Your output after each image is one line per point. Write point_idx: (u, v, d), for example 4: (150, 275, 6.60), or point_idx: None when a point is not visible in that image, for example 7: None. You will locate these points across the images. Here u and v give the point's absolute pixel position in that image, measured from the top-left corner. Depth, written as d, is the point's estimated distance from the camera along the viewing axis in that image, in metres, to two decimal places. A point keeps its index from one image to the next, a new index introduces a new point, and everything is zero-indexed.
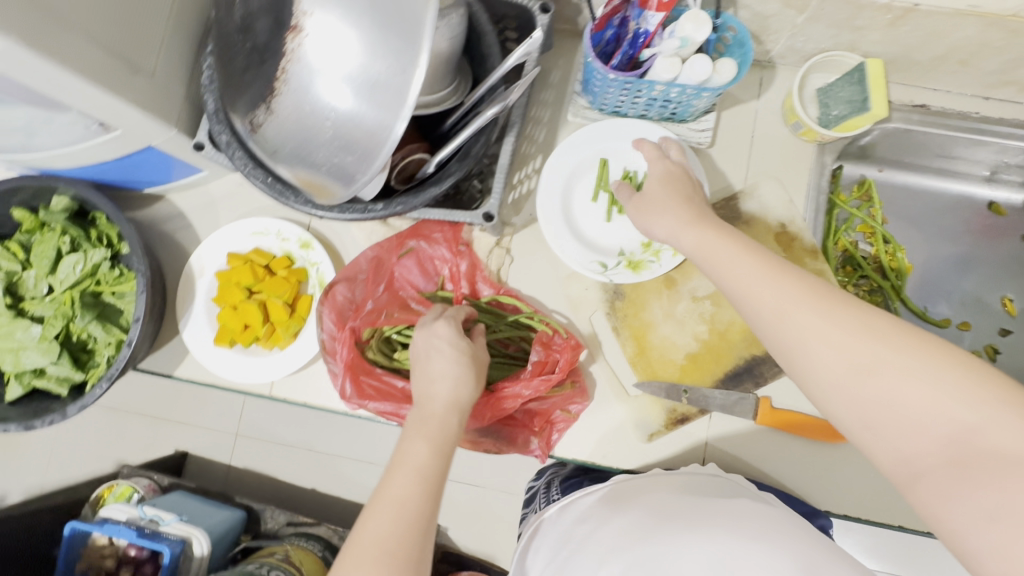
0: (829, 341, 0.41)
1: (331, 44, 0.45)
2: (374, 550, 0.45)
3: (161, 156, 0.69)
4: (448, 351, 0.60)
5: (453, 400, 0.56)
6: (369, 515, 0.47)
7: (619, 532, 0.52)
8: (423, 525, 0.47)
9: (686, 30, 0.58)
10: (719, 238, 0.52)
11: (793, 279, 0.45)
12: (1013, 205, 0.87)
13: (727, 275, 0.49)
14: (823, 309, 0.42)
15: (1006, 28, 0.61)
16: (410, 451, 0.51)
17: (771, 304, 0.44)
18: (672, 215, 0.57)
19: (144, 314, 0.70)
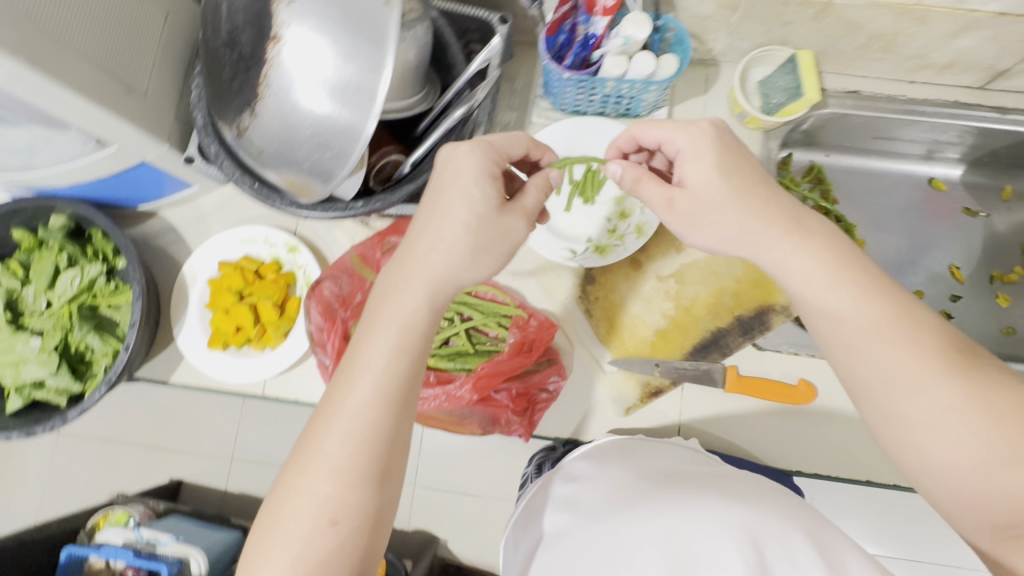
0: (958, 429, 0.44)
1: (307, 51, 0.51)
2: (326, 465, 0.48)
3: (153, 172, 0.74)
4: (450, 199, 0.54)
5: (436, 273, 0.53)
6: (323, 429, 0.49)
7: (614, 494, 0.56)
8: (377, 442, 0.49)
9: (628, 30, 0.64)
10: (864, 285, 0.49)
11: (938, 351, 0.46)
12: (951, 180, 0.94)
13: (840, 330, 0.49)
14: (957, 395, 0.44)
15: (914, 16, 0.69)
16: (370, 356, 0.51)
17: (900, 374, 0.46)
18: (774, 238, 0.51)
19: (139, 321, 0.74)
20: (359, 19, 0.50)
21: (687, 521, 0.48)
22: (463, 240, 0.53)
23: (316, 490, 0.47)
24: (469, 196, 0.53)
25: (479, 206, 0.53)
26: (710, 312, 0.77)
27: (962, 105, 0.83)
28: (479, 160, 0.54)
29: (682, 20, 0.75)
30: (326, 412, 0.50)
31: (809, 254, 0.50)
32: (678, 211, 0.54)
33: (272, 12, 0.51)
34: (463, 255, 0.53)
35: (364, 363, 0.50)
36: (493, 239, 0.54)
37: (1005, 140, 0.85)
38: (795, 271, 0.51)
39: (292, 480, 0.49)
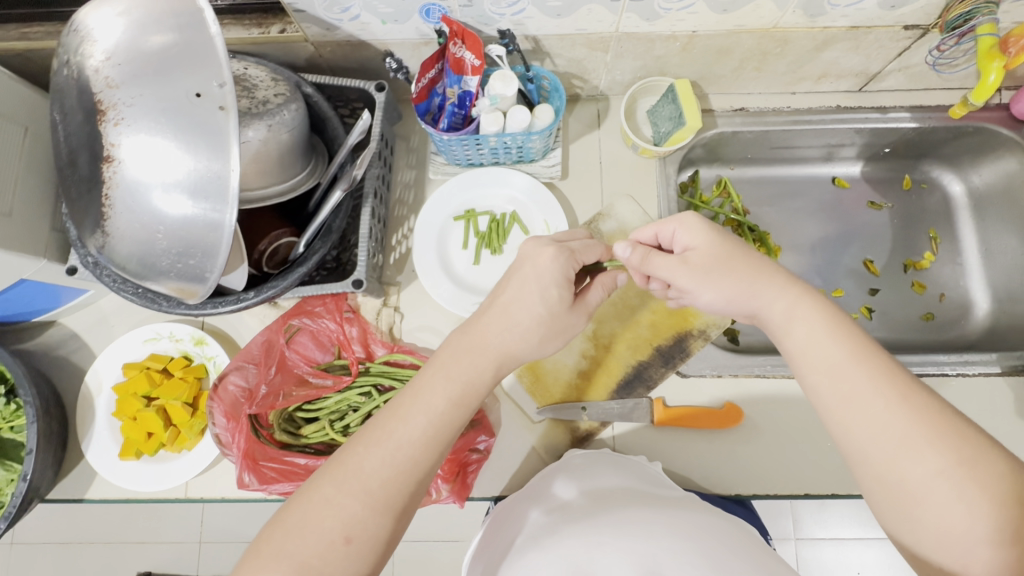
0: (949, 499, 0.41)
1: (143, 162, 0.49)
2: (357, 486, 0.44)
3: (38, 285, 0.71)
4: (526, 293, 0.54)
5: (500, 354, 0.52)
6: (361, 449, 0.46)
7: (554, 519, 0.55)
8: (412, 484, 0.46)
9: (496, 89, 0.65)
10: (843, 338, 0.48)
11: (926, 412, 0.44)
12: (852, 177, 0.94)
13: (830, 383, 0.47)
14: (948, 463, 0.42)
15: (775, 37, 0.71)
16: (429, 390, 0.49)
17: (891, 435, 0.44)
18: (777, 293, 0.52)
19: (38, 445, 0.70)
20: (192, 126, 0.48)
21: (597, 554, 0.46)
22: (535, 333, 0.53)
23: (340, 509, 0.43)
24: (545, 297, 0.53)
25: (555, 304, 0.54)
26: (630, 347, 0.78)
27: (845, 109, 0.86)
28: (561, 265, 0.55)
29: (559, 65, 0.76)
30: (371, 431, 0.47)
31: (805, 315, 0.50)
32: (680, 284, 0.55)
33: (101, 133, 0.49)
34: (527, 346, 0.53)
35: (422, 397, 0.48)
36: (558, 333, 0.55)
37: (894, 136, 0.87)
38: (796, 324, 0.50)
39: (317, 489, 0.44)
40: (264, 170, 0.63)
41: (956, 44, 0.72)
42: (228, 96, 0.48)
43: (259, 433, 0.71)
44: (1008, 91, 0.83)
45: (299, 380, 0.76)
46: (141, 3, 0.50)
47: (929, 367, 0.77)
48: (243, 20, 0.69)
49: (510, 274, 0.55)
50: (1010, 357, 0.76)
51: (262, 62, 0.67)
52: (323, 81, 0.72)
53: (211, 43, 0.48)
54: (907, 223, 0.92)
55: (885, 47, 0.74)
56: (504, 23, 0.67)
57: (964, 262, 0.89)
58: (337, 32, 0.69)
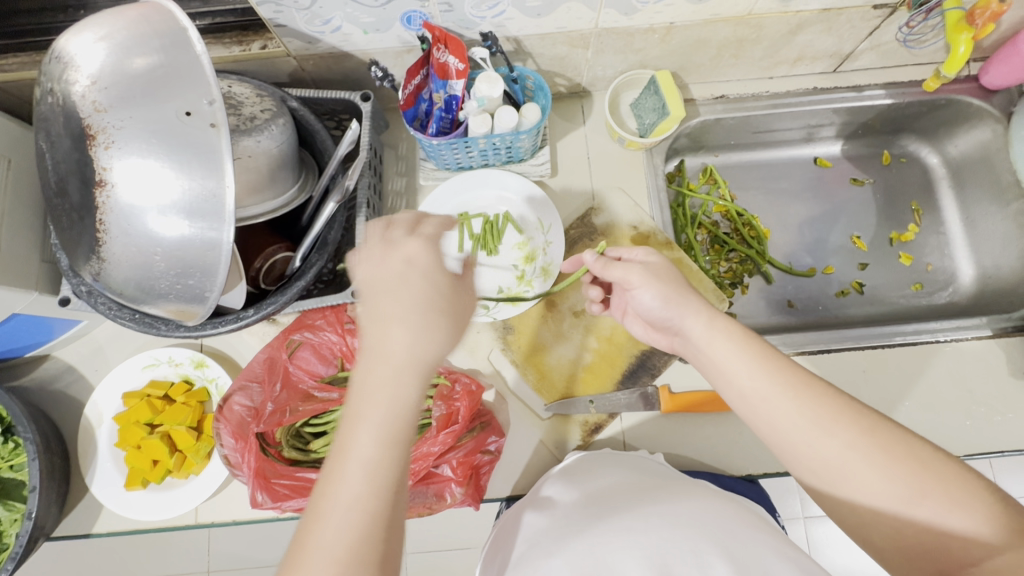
0: (867, 470, 0.43)
1: (138, 184, 0.48)
2: (323, 563, 0.36)
3: (30, 319, 0.70)
4: (397, 297, 0.45)
5: (408, 361, 0.42)
6: (312, 523, 0.38)
7: (560, 520, 0.54)
8: (382, 536, 0.38)
9: (482, 91, 0.67)
10: (736, 340, 0.49)
11: (825, 397, 0.45)
12: (833, 156, 0.96)
13: (748, 386, 0.47)
14: (853, 437, 0.43)
15: (750, 24, 0.73)
16: (353, 438, 0.40)
17: (804, 427, 0.45)
18: (693, 311, 0.52)
19: (40, 482, 0.68)
20: (183, 145, 0.48)
21: (606, 554, 0.45)
22: (434, 320, 0.44)
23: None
24: (433, 285, 0.46)
25: (441, 288, 0.46)
26: (631, 337, 0.79)
27: (822, 90, 0.88)
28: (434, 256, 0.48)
29: (541, 65, 0.78)
30: (314, 501, 0.39)
31: (719, 332, 0.50)
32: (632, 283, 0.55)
33: (92, 158, 0.49)
34: (442, 341, 0.45)
35: (357, 442, 0.40)
36: (461, 314, 0.47)
37: (871, 113, 0.89)
38: (709, 341, 0.50)
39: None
40: (257, 186, 0.63)
41: (924, 19, 0.74)
42: (218, 113, 0.48)
43: (266, 451, 0.70)
44: (976, 63, 0.85)
45: (305, 396, 0.75)
46: (122, 27, 0.49)
47: (924, 336, 0.79)
48: (222, 39, 0.69)
49: (376, 290, 0.46)
50: (1000, 320, 0.79)
51: (245, 78, 0.67)
52: (308, 95, 0.72)
53: (199, 62, 0.48)
54: (890, 197, 0.95)
55: (857, 27, 0.76)
56: (485, 26, 0.68)
57: (946, 230, 0.92)
58: (320, 45, 0.69)
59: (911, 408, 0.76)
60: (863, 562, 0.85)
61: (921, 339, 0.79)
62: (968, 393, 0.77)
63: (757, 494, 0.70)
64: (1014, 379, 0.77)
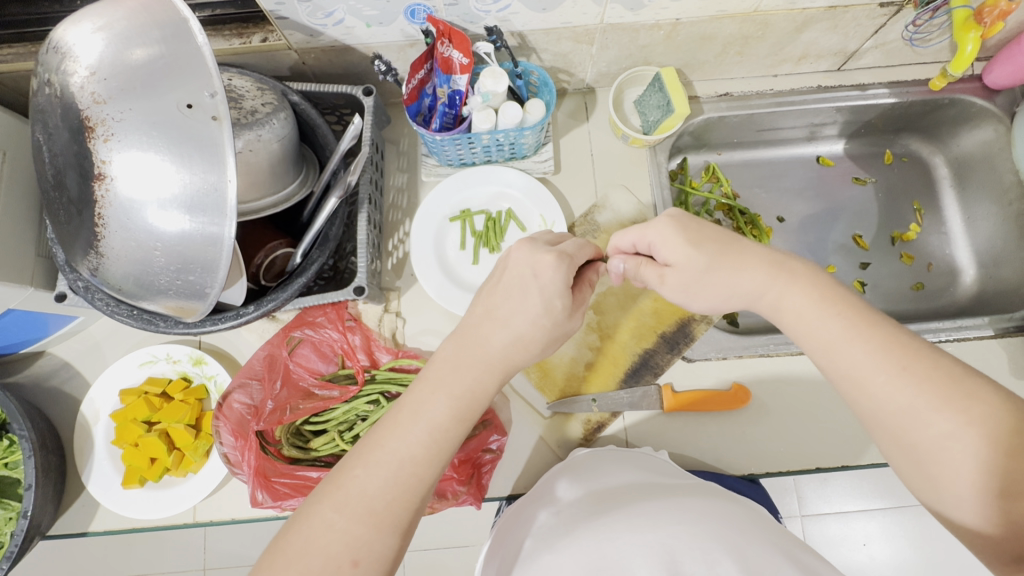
0: (962, 459, 0.40)
1: (138, 177, 0.47)
2: (360, 506, 0.41)
3: (25, 314, 0.69)
4: (527, 303, 0.49)
5: (498, 359, 0.48)
6: (360, 469, 0.43)
7: (566, 517, 0.54)
8: (417, 498, 0.43)
9: (487, 86, 0.65)
10: (829, 312, 0.47)
11: (930, 379, 0.42)
12: (836, 155, 0.95)
13: (839, 356, 0.45)
14: (957, 420, 0.40)
15: (756, 21, 0.72)
16: (428, 403, 0.45)
17: (901, 404, 0.42)
18: (763, 286, 0.50)
19: (36, 480, 0.67)
20: (185, 138, 0.47)
21: (609, 549, 0.45)
22: (537, 342, 0.49)
23: (341, 532, 0.40)
24: (550, 308, 0.49)
25: (559, 314, 0.49)
26: (635, 336, 0.79)
27: (826, 88, 0.87)
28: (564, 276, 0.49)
29: (545, 60, 0.77)
30: (367, 448, 0.44)
31: (808, 292, 0.48)
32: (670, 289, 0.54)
33: (90, 151, 0.48)
34: (530, 353, 0.49)
35: (420, 409, 0.45)
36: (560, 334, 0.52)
37: (875, 112, 0.89)
38: (797, 309, 0.48)
39: (318, 514, 0.41)
40: (258, 180, 0.62)
41: (931, 18, 0.74)
42: (220, 105, 0.47)
43: (266, 449, 0.70)
44: (980, 63, 0.85)
45: (306, 394, 0.75)
46: (121, 16, 0.48)
47: (927, 335, 0.79)
48: (222, 30, 0.68)
49: (504, 283, 0.50)
50: (1003, 320, 0.78)
51: (245, 71, 0.66)
52: (310, 89, 0.71)
53: (200, 53, 0.47)
54: (892, 196, 0.94)
55: (862, 25, 0.75)
56: (489, 20, 0.67)
57: (948, 230, 0.92)
58: (321, 38, 0.68)
59: None
60: (860, 560, 0.85)
61: (922, 339, 0.78)
62: None
63: (758, 493, 0.70)
64: (1015, 378, 0.77)
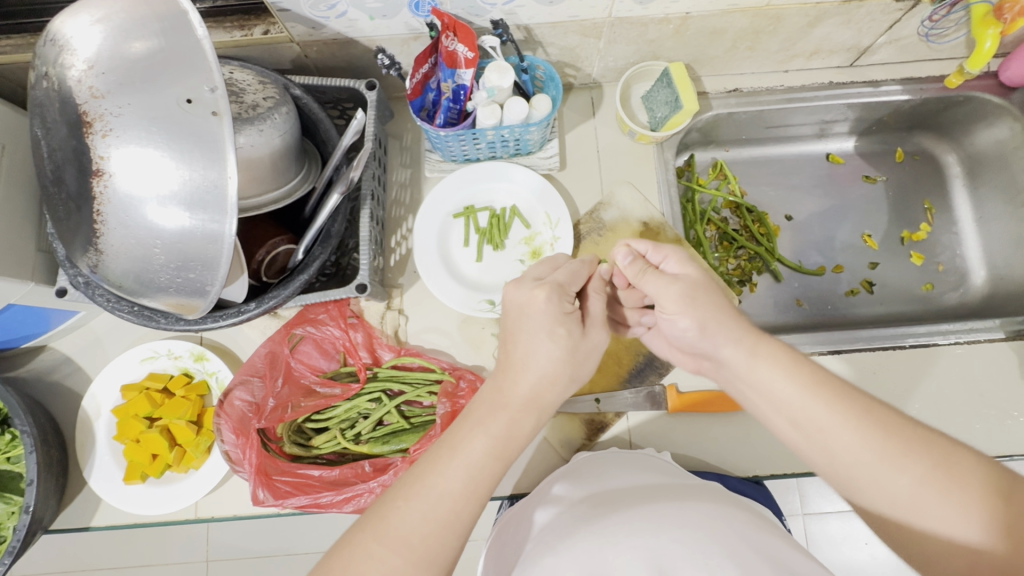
0: (938, 509, 0.39)
1: (138, 172, 0.46)
2: (401, 540, 0.41)
3: (26, 309, 0.68)
4: (536, 343, 0.49)
5: (531, 399, 0.47)
6: (401, 502, 0.42)
7: (567, 519, 0.53)
8: (456, 538, 0.42)
9: (492, 80, 0.64)
10: (782, 370, 0.45)
11: (892, 433, 0.41)
12: (846, 153, 0.94)
13: (801, 415, 0.44)
14: (923, 471, 0.40)
15: (768, 16, 0.70)
16: (468, 440, 0.44)
17: (871, 458, 0.41)
18: (731, 339, 0.48)
19: (38, 475, 0.67)
20: (184, 134, 0.46)
21: (610, 554, 0.44)
22: (566, 374, 0.49)
23: (385, 567, 0.40)
24: (557, 337, 0.49)
25: (568, 342, 0.50)
26: (640, 335, 0.78)
27: (837, 85, 0.86)
28: (555, 305, 0.50)
29: (552, 54, 0.76)
30: (409, 480, 0.43)
31: (758, 350, 0.47)
32: (665, 305, 0.52)
33: (89, 146, 0.47)
34: (559, 390, 0.49)
35: (464, 445, 0.44)
36: (583, 368, 0.52)
37: (887, 109, 0.87)
38: (750, 367, 0.47)
39: (360, 547, 0.40)
40: (259, 176, 0.61)
41: (947, 13, 0.72)
42: (220, 100, 0.46)
43: (268, 446, 0.70)
44: (996, 60, 0.83)
45: (307, 392, 0.74)
46: (119, 8, 0.47)
47: (935, 337, 0.78)
48: (223, 23, 0.67)
49: (514, 330, 0.50)
50: (1014, 322, 0.77)
51: (246, 64, 0.65)
52: (311, 83, 0.70)
53: (199, 47, 0.46)
54: (903, 194, 0.93)
55: (877, 20, 0.74)
56: (495, 13, 0.66)
57: (958, 229, 0.90)
58: (324, 30, 0.67)
59: (921, 409, 0.75)
60: (862, 561, 0.85)
61: (931, 341, 0.77)
62: (977, 394, 0.75)
63: (763, 495, 0.69)
64: None
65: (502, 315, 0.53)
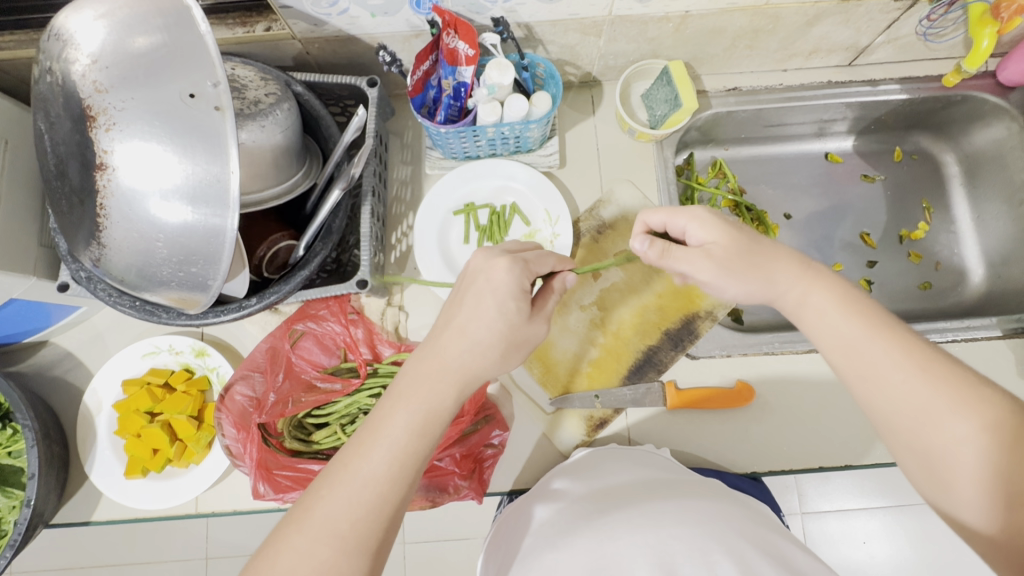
0: (978, 462, 0.39)
1: (142, 166, 0.47)
2: (327, 527, 0.40)
3: (28, 304, 0.68)
4: (481, 311, 0.49)
5: (461, 371, 0.47)
6: (325, 491, 0.42)
7: (567, 515, 0.53)
8: (384, 519, 0.42)
9: (493, 78, 0.65)
10: (845, 311, 0.47)
11: (945, 385, 0.42)
12: (844, 152, 0.94)
13: (852, 354, 0.46)
14: (971, 425, 0.40)
15: (767, 14, 0.71)
16: (390, 421, 0.44)
17: (916, 403, 0.42)
18: (788, 283, 0.50)
19: (39, 469, 0.67)
20: (187, 128, 0.46)
21: (611, 549, 0.45)
22: (495, 346, 0.49)
23: (308, 556, 0.39)
24: (504, 311, 0.49)
25: (514, 317, 0.50)
26: (639, 332, 0.78)
27: (835, 84, 0.86)
28: (514, 278, 0.50)
29: (552, 52, 0.76)
30: (334, 469, 0.43)
31: (817, 292, 0.49)
32: (704, 278, 0.52)
33: (92, 139, 0.47)
34: (490, 365, 0.49)
35: (385, 426, 0.44)
36: (519, 347, 0.52)
37: (885, 109, 0.88)
38: (804, 309, 0.49)
39: (283, 539, 0.40)
40: (261, 171, 0.61)
41: (945, 12, 0.73)
42: (223, 95, 0.46)
43: (268, 441, 0.70)
44: (994, 59, 0.84)
45: (308, 387, 0.74)
46: (123, 3, 0.48)
47: (933, 335, 0.78)
48: (225, 19, 0.67)
49: (462, 295, 0.50)
50: (1010, 320, 0.77)
51: (247, 60, 0.65)
52: (313, 79, 0.70)
53: (202, 42, 0.46)
54: (901, 193, 0.93)
55: (875, 20, 0.74)
56: (496, 11, 0.66)
57: (956, 228, 0.91)
58: (325, 28, 0.67)
59: None
60: (859, 559, 0.85)
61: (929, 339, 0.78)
62: None
63: (761, 491, 0.70)
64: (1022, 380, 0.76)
65: (460, 285, 0.52)
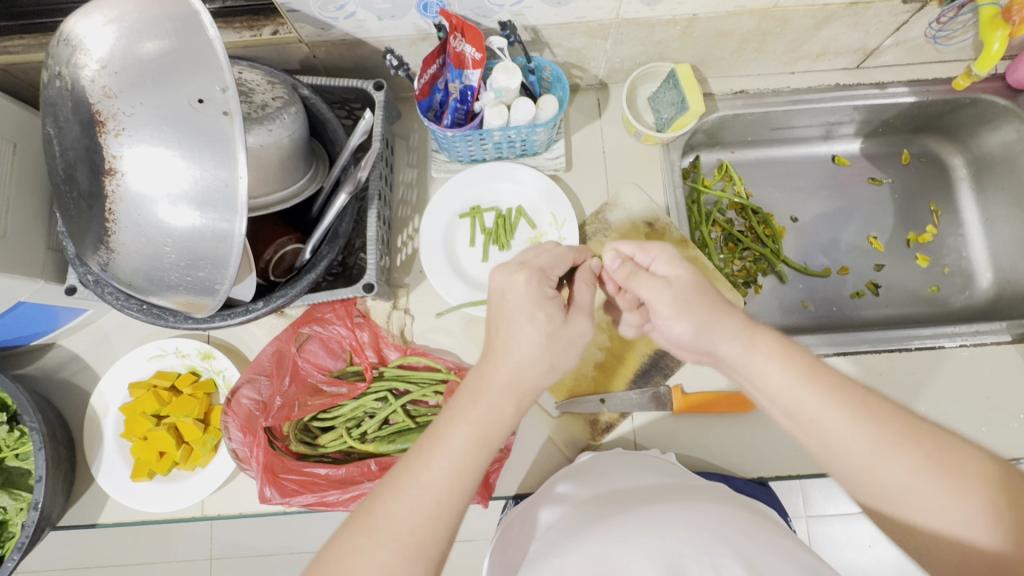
0: (932, 498, 0.40)
1: (151, 172, 0.47)
2: (388, 533, 0.40)
3: (35, 307, 0.69)
4: (523, 326, 0.49)
5: (513, 383, 0.47)
6: (388, 496, 0.42)
7: (573, 519, 0.53)
8: (445, 527, 0.42)
9: (500, 81, 0.65)
10: (779, 361, 0.46)
11: (885, 424, 0.42)
12: (851, 154, 0.94)
13: (794, 406, 0.44)
14: (916, 461, 0.41)
15: (775, 17, 0.71)
16: (450, 431, 0.44)
17: (863, 452, 0.42)
18: (728, 335, 0.48)
19: (47, 472, 0.67)
20: (195, 133, 0.46)
21: (618, 553, 0.44)
22: (544, 362, 0.48)
23: (374, 561, 0.39)
24: (536, 323, 0.49)
25: (547, 326, 0.49)
26: (644, 336, 0.78)
27: (843, 86, 0.85)
28: (534, 288, 0.51)
29: (559, 55, 0.76)
30: (395, 475, 0.43)
31: (750, 341, 0.47)
32: (658, 308, 0.51)
33: (100, 144, 0.47)
34: (542, 376, 0.48)
35: (447, 436, 0.44)
36: (565, 355, 0.51)
37: (893, 112, 0.87)
38: (745, 363, 0.47)
39: (348, 543, 0.40)
40: (268, 175, 0.61)
41: (956, 15, 0.72)
42: (231, 100, 0.46)
43: (274, 444, 0.71)
44: (1003, 62, 0.83)
45: (314, 390, 0.75)
46: (132, 9, 0.48)
47: (940, 339, 0.78)
48: (232, 22, 0.67)
49: (496, 314, 0.51)
50: (1020, 324, 0.77)
51: (254, 64, 0.65)
52: (320, 83, 0.70)
53: (210, 47, 0.46)
54: (908, 197, 0.93)
55: (884, 22, 0.74)
56: (503, 14, 0.66)
57: (964, 231, 0.90)
58: (332, 31, 0.67)
59: (927, 411, 0.75)
60: (866, 563, 0.84)
61: (936, 343, 0.77)
62: (983, 397, 0.75)
63: (768, 496, 0.69)
64: None
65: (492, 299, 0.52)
